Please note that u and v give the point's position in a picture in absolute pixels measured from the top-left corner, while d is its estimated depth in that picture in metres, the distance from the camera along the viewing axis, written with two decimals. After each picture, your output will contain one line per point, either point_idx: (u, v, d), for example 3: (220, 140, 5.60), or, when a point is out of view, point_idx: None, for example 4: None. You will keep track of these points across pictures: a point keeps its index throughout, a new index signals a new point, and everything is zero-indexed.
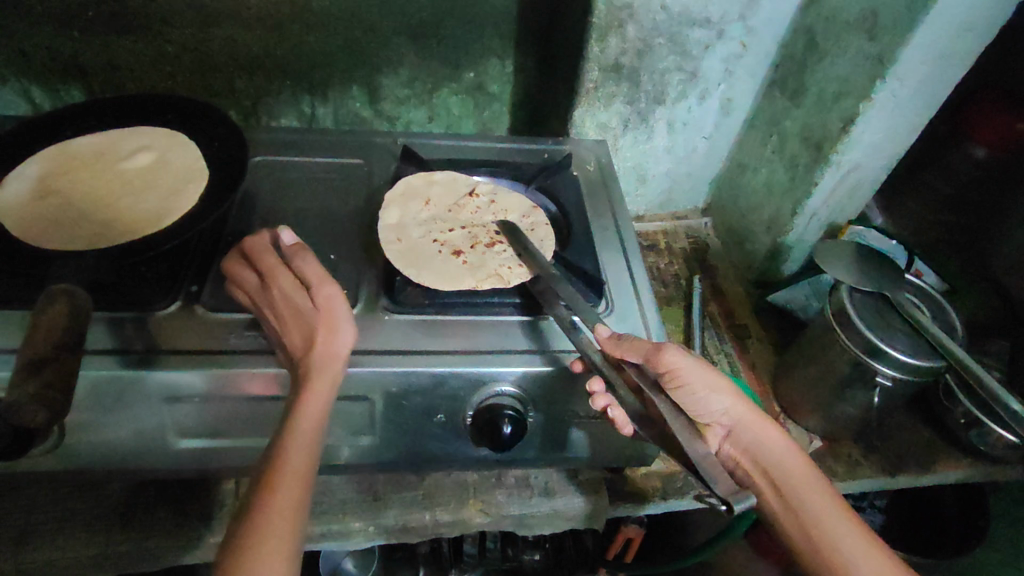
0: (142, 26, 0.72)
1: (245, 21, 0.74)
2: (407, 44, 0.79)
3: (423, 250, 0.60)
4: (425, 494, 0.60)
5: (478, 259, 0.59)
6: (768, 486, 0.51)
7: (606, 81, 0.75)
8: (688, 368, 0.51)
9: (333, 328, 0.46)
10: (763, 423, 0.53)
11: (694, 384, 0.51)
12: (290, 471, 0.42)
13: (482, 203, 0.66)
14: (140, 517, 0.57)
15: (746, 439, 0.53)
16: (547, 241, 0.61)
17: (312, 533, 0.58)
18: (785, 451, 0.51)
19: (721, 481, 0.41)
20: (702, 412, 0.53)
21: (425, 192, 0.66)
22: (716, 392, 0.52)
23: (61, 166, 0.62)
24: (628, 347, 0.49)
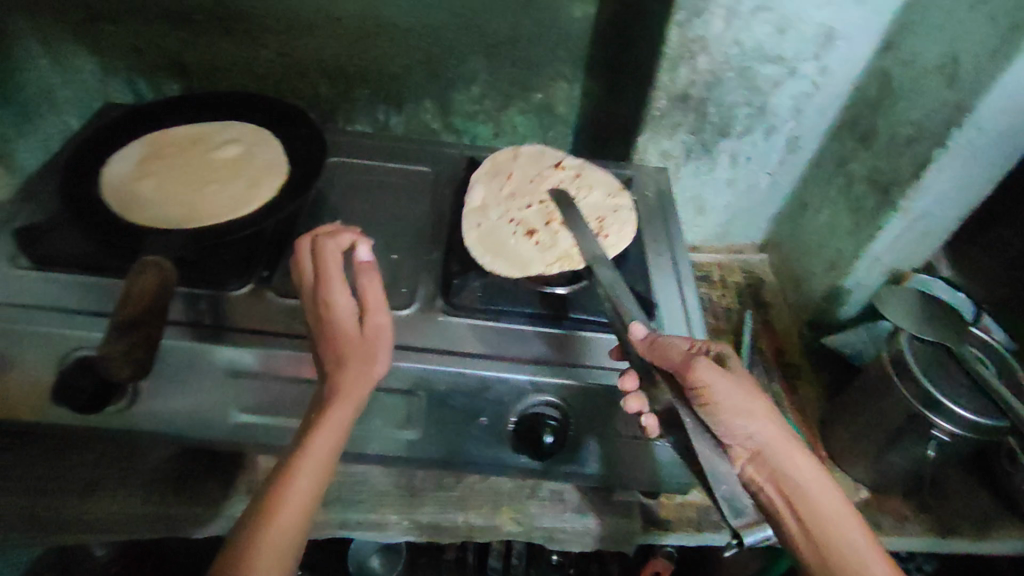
0: (242, 30, 0.79)
1: (333, 32, 0.79)
2: (481, 63, 0.83)
3: (500, 232, 0.62)
4: (459, 496, 0.61)
5: (550, 239, 0.61)
6: (801, 532, 0.43)
7: (672, 110, 0.76)
8: (720, 386, 0.45)
9: (366, 360, 0.46)
10: (800, 452, 0.45)
11: (727, 404, 0.45)
12: (293, 491, 0.42)
13: (565, 176, 0.69)
14: (191, 482, 0.61)
15: (774, 466, 0.44)
16: (626, 225, 0.64)
17: (346, 520, 0.59)
18: (826, 490, 0.43)
19: (744, 515, 0.43)
20: (727, 432, 0.45)
21: (510, 165, 0.70)
22: (742, 410, 0.45)
23: (158, 151, 0.68)
24: (661, 353, 0.48)
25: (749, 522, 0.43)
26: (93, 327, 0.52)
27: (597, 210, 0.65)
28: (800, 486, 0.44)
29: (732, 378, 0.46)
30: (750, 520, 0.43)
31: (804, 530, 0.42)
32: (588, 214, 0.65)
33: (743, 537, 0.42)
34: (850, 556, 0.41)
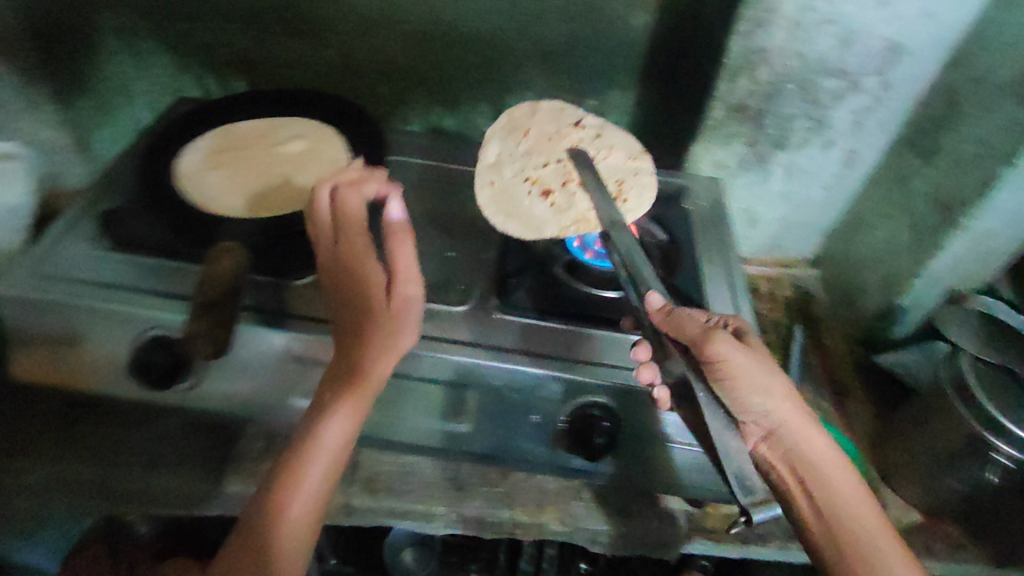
0: (310, 32, 0.82)
1: (396, 35, 0.81)
2: (538, 69, 0.84)
3: (514, 191, 0.69)
4: (505, 492, 0.62)
5: (566, 199, 0.66)
6: (806, 500, 0.50)
7: (729, 121, 0.75)
8: (741, 362, 0.49)
9: (387, 332, 0.48)
10: (808, 429, 0.51)
11: (743, 380, 0.49)
12: (312, 464, 0.47)
13: (584, 134, 0.73)
14: (249, 462, 0.63)
15: (789, 443, 0.50)
16: (642, 191, 0.69)
17: (394, 510, 0.60)
18: (830, 462, 0.50)
19: (749, 491, 0.47)
20: (742, 408, 0.50)
21: (528, 121, 0.75)
22: (760, 389, 0.50)
23: (230, 143, 0.71)
24: (678, 325, 0.48)
25: (752, 494, 0.47)
26: (170, 308, 0.55)
27: (615, 172, 0.70)
28: (811, 461, 0.50)
29: (750, 353, 0.50)
30: (756, 502, 0.47)
31: (810, 498, 0.50)
32: (605, 175, 0.70)
33: (747, 514, 0.46)
34: (849, 518, 0.49)
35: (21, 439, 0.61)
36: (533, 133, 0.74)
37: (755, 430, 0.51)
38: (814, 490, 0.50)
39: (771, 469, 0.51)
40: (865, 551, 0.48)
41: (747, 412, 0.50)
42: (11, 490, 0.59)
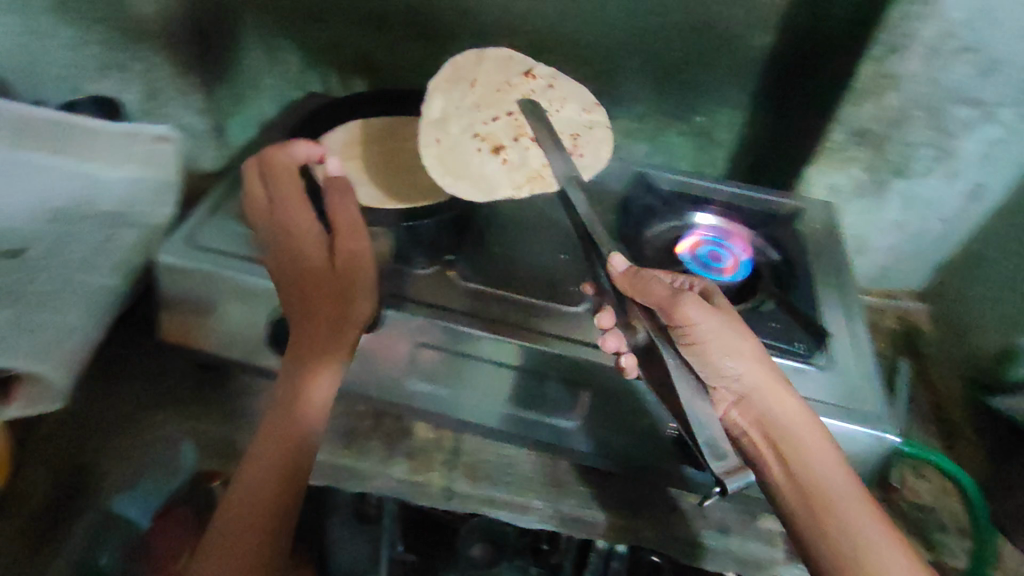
0: (432, 36, 0.85)
1: (514, 44, 0.83)
2: (650, 83, 0.84)
3: (461, 148, 0.64)
4: (601, 493, 0.65)
5: (518, 155, 0.64)
6: (779, 467, 0.50)
7: (848, 144, 0.75)
8: (706, 325, 0.50)
9: (353, 277, 0.54)
10: (780, 394, 0.50)
11: (710, 342, 0.50)
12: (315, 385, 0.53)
13: (538, 85, 0.71)
14: (357, 439, 0.66)
15: (759, 407, 0.50)
16: (600, 144, 0.68)
17: (494, 498, 0.63)
18: (805, 428, 0.50)
19: (724, 457, 0.46)
20: (713, 372, 0.51)
21: (473, 70, 0.69)
22: (729, 352, 0.51)
23: (361, 137, 0.75)
24: (638, 286, 0.51)
25: (732, 468, 0.45)
26: None
27: (572, 126, 0.69)
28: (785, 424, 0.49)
29: (719, 319, 0.51)
30: (733, 469, 0.45)
31: (784, 467, 0.49)
32: (561, 128, 0.68)
33: (724, 483, 0.44)
34: (828, 486, 0.48)
35: (160, 395, 0.67)
36: (479, 83, 0.69)
37: (727, 395, 0.52)
38: (786, 452, 0.49)
39: (744, 437, 0.51)
40: (841, 518, 0.47)
41: (717, 375, 0.51)
42: (148, 440, 0.63)
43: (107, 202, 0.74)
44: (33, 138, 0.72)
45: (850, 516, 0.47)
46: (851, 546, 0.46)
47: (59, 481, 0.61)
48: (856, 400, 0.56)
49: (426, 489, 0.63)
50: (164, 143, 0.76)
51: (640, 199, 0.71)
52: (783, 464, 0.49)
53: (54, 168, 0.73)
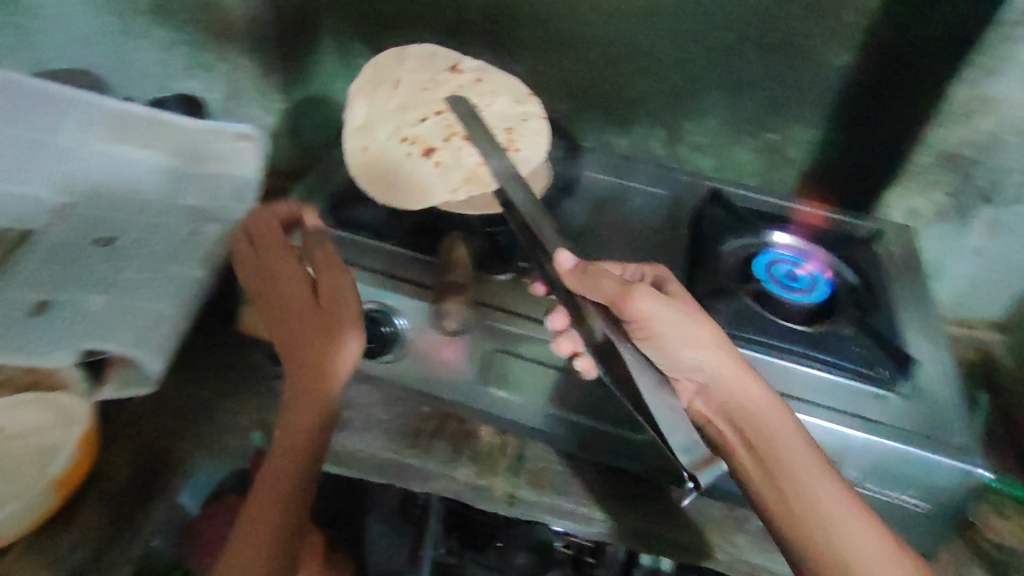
0: (503, 45, 0.85)
1: (588, 55, 0.84)
2: (724, 98, 0.83)
3: (391, 151, 0.73)
4: (666, 510, 0.65)
5: (450, 155, 0.72)
6: (745, 454, 0.51)
7: (934, 167, 0.77)
8: (660, 314, 0.51)
9: (339, 300, 0.54)
10: (743, 379, 0.52)
11: (665, 334, 0.52)
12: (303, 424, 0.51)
13: (467, 82, 0.79)
14: (423, 440, 0.67)
15: (721, 396, 0.52)
16: (535, 135, 0.74)
17: (559, 507, 0.64)
18: (770, 412, 0.50)
19: (694, 451, 0.50)
20: (674, 362, 0.53)
21: (393, 72, 0.79)
22: (687, 341, 0.52)
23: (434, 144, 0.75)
24: (591, 283, 0.52)
25: (705, 465, 0.51)
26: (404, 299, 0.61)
27: (507, 121, 0.75)
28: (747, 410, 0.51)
29: (674, 308, 0.52)
30: (700, 464, 0.50)
31: (750, 453, 0.51)
32: (494, 122, 0.74)
33: (697, 479, 0.49)
34: (795, 476, 0.48)
35: (236, 386, 0.69)
36: (403, 85, 0.79)
37: (692, 386, 0.54)
38: (754, 436, 0.50)
39: (709, 425, 0.53)
40: (817, 514, 0.47)
41: (679, 366, 0.53)
42: (226, 427, 0.66)
43: (192, 196, 0.78)
44: (130, 134, 0.79)
45: (819, 495, 0.47)
46: (822, 525, 0.46)
47: (145, 462, 0.63)
48: (944, 432, 0.55)
49: (491, 493, 0.64)
50: (247, 141, 0.81)
51: (714, 216, 0.71)
52: (749, 450, 0.50)
53: (150, 164, 0.79)
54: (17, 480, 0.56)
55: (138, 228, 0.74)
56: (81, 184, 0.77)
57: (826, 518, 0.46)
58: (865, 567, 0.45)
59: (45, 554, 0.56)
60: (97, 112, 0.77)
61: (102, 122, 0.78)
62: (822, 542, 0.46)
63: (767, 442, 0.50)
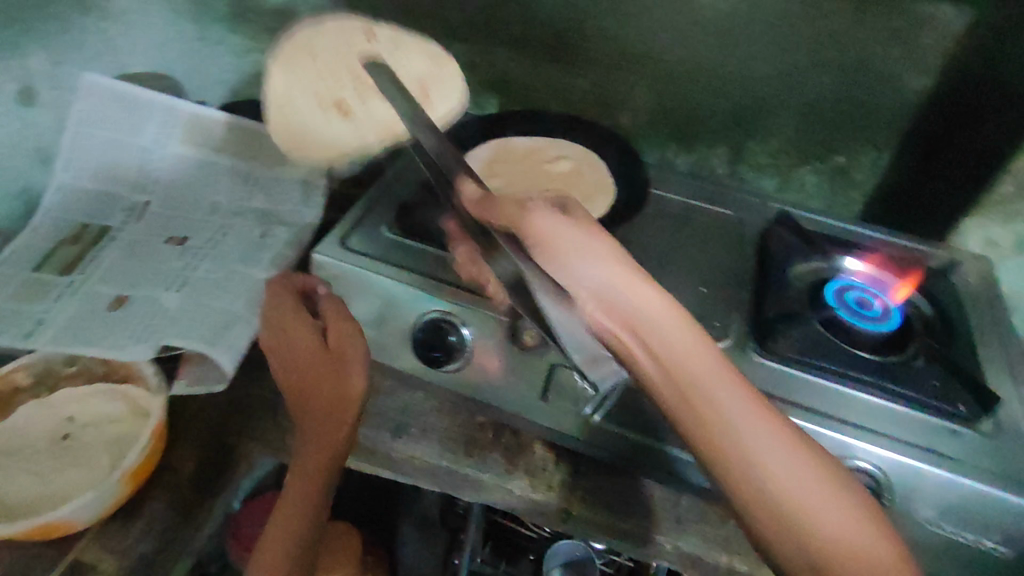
0: (570, 59, 0.86)
1: (654, 72, 0.84)
2: (790, 118, 0.83)
3: (310, 119, 0.75)
4: (723, 536, 0.63)
5: (366, 114, 0.74)
6: (660, 377, 0.42)
7: (1015, 198, 0.75)
8: (560, 229, 0.46)
9: (348, 346, 0.58)
10: (644, 285, 0.43)
11: (563, 249, 0.45)
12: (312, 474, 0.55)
13: (383, 40, 0.76)
14: (478, 449, 0.67)
15: (622, 304, 0.42)
16: (450, 90, 0.78)
17: (613, 525, 0.63)
18: (675, 325, 0.42)
19: (582, 352, 0.49)
20: (569, 277, 0.45)
21: (314, 40, 0.75)
22: (584, 252, 0.45)
23: (502, 156, 0.75)
24: (489, 205, 0.49)
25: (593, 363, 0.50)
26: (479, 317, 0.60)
27: (421, 77, 0.76)
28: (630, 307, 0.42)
29: (573, 224, 0.46)
30: (587, 360, 0.50)
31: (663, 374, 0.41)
32: (407, 81, 0.75)
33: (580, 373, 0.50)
34: (721, 405, 0.40)
35: None
36: (318, 51, 0.75)
37: (587, 299, 0.44)
38: (642, 336, 0.42)
39: (615, 342, 0.43)
40: (759, 465, 0.39)
41: (570, 282, 0.45)
42: (286, 426, 0.67)
43: (257, 198, 0.80)
44: (205, 138, 0.82)
45: (727, 408, 0.40)
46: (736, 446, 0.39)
47: (210, 455, 0.64)
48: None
49: (546, 507, 0.64)
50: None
51: (782, 237, 0.70)
52: (659, 368, 0.41)
53: (220, 166, 0.82)
54: (93, 467, 0.59)
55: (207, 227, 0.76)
56: (151, 183, 0.79)
57: (740, 440, 0.39)
58: (814, 521, 0.38)
59: (112, 541, 0.57)
60: (172, 115, 0.82)
61: (175, 129, 0.82)
62: (736, 466, 0.39)
63: (658, 345, 0.41)
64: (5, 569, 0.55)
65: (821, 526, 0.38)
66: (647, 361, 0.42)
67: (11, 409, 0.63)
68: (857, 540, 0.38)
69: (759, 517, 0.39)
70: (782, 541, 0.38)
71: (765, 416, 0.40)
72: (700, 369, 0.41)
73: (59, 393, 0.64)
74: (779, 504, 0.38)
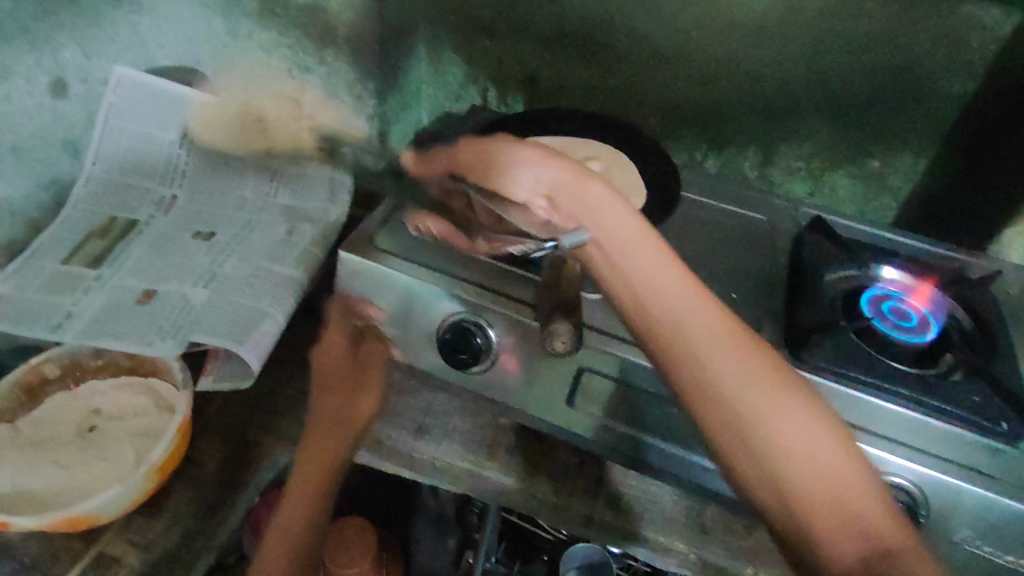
0: (600, 58, 0.85)
1: (684, 72, 0.82)
2: (824, 121, 0.81)
3: (225, 112, 0.83)
4: (749, 548, 0.62)
5: (276, 126, 0.83)
6: (604, 262, 0.56)
7: None
8: (507, 151, 0.63)
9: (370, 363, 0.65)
10: (580, 182, 0.60)
11: (509, 164, 0.63)
12: (298, 503, 0.56)
13: (307, 96, 0.88)
14: (501, 452, 0.66)
15: (567, 203, 0.61)
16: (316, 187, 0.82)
17: (636, 534, 0.62)
18: (603, 204, 0.59)
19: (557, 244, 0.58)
20: (520, 190, 0.63)
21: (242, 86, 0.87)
22: (521, 162, 0.62)
23: None
24: (431, 162, 0.66)
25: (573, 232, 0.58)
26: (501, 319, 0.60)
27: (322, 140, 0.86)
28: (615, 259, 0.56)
29: (511, 146, 0.63)
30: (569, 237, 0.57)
31: (605, 257, 0.56)
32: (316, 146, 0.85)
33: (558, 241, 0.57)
34: (649, 281, 0.54)
35: None
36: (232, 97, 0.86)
37: (544, 205, 0.63)
38: (632, 286, 0.54)
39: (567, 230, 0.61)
40: (692, 344, 0.50)
41: (517, 193, 0.63)
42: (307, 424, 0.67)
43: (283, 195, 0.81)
44: (234, 136, 0.83)
45: (700, 343, 0.50)
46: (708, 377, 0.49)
47: (231, 453, 0.65)
48: None
49: (568, 513, 0.63)
50: (342, 148, 0.86)
51: (815, 243, 0.69)
52: (603, 252, 0.56)
53: (246, 161, 0.83)
54: (116, 461, 0.59)
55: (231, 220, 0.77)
56: (179, 175, 0.81)
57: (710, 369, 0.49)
58: (751, 406, 0.48)
59: (137, 536, 0.58)
60: (201, 109, 0.81)
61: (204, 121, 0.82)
62: (692, 365, 0.49)
63: (645, 291, 0.53)
64: (31, 562, 0.56)
65: (769, 429, 0.47)
66: (633, 304, 0.54)
67: (37, 401, 0.63)
68: (822, 462, 0.46)
69: (706, 405, 0.49)
70: (756, 457, 0.47)
71: (734, 351, 0.49)
72: (683, 312, 0.51)
73: (87, 385, 0.65)
74: (758, 434, 0.47)
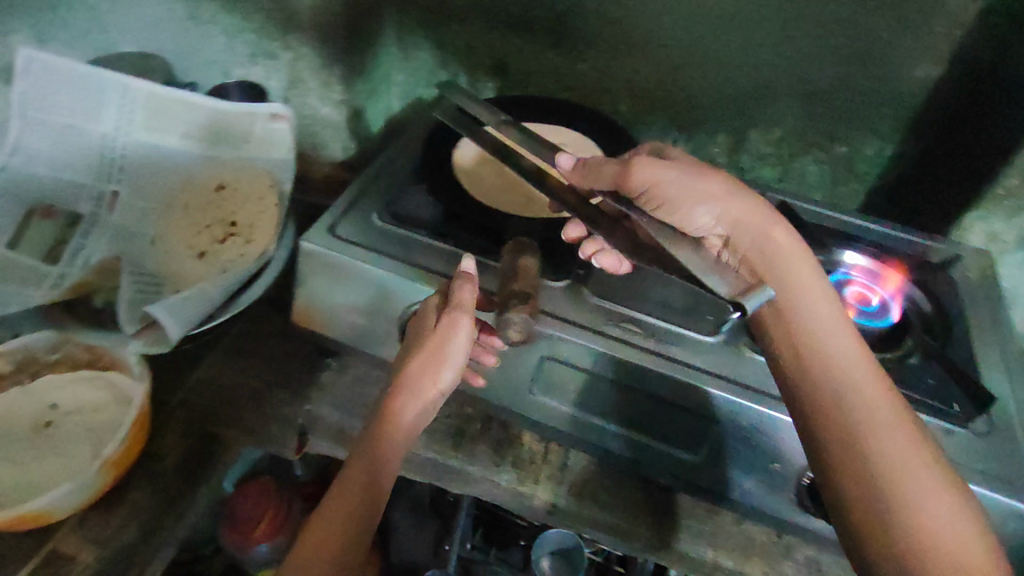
0: (570, 45, 0.84)
1: (654, 57, 0.82)
2: (793, 108, 0.81)
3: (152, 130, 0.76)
4: (710, 531, 0.63)
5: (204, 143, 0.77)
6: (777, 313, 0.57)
7: None
8: (664, 178, 0.58)
9: (447, 339, 0.53)
10: (768, 227, 0.59)
11: (676, 191, 0.59)
12: (341, 496, 0.50)
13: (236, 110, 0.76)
14: (465, 440, 0.66)
15: (745, 239, 0.60)
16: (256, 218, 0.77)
17: (598, 519, 0.62)
18: (791, 247, 0.59)
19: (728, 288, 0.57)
20: (696, 227, 0.62)
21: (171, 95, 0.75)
22: (698, 199, 0.60)
23: None
24: (591, 173, 0.59)
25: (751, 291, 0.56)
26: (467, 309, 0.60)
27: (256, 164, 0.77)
28: (795, 326, 0.55)
29: (675, 170, 0.59)
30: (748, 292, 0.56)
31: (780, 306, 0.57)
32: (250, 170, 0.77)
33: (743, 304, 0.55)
34: (820, 336, 0.54)
35: (284, 375, 0.69)
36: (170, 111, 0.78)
37: (717, 241, 0.62)
38: (802, 351, 0.54)
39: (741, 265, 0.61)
40: (849, 399, 0.50)
41: (693, 225, 0.61)
42: (269, 416, 0.66)
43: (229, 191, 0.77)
44: (168, 119, 0.76)
45: (861, 406, 0.50)
46: (864, 448, 0.49)
47: (192, 447, 0.64)
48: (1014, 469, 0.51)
49: (531, 500, 0.63)
50: (281, 122, 0.75)
51: None
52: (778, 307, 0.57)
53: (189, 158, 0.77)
54: (71, 458, 0.58)
55: (173, 224, 0.76)
56: (113, 170, 0.75)
57: (872, 445, 0.48)
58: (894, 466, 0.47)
59: (92, 533, 0.57)
60: (128, 95, 0.74)
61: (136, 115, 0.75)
62: (842, 411, 0.50)
63: (815, 358, 0.53)
64: None
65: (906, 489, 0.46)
66: (799, 371, 0.53)
67: None
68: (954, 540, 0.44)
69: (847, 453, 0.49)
70: (882, 514, 0.46)
71: (894, 417, 0.49)
72: (849, 373, 0.51)
73: (39, 382, 0.63)
74: (893, 488, 0.47)
